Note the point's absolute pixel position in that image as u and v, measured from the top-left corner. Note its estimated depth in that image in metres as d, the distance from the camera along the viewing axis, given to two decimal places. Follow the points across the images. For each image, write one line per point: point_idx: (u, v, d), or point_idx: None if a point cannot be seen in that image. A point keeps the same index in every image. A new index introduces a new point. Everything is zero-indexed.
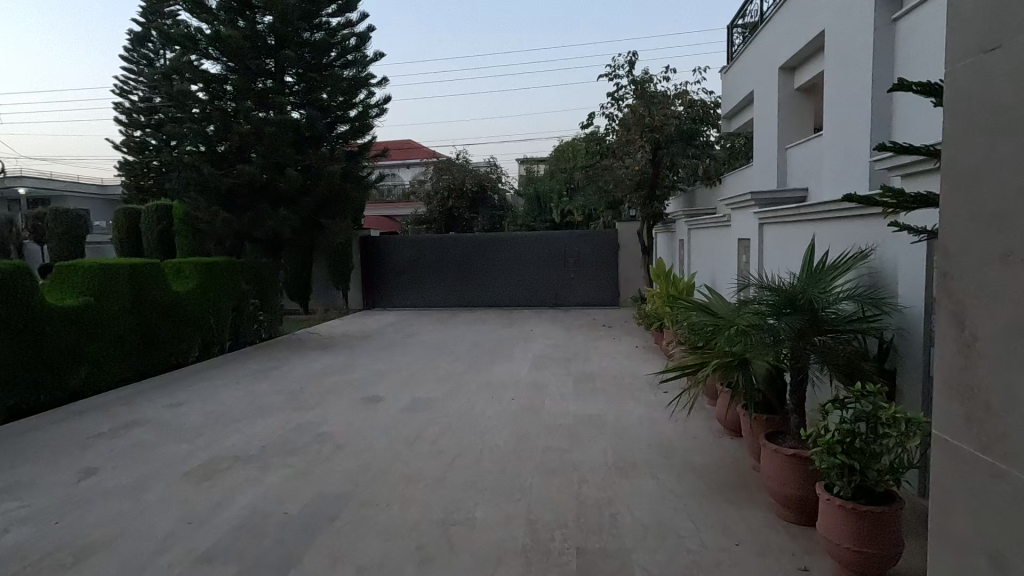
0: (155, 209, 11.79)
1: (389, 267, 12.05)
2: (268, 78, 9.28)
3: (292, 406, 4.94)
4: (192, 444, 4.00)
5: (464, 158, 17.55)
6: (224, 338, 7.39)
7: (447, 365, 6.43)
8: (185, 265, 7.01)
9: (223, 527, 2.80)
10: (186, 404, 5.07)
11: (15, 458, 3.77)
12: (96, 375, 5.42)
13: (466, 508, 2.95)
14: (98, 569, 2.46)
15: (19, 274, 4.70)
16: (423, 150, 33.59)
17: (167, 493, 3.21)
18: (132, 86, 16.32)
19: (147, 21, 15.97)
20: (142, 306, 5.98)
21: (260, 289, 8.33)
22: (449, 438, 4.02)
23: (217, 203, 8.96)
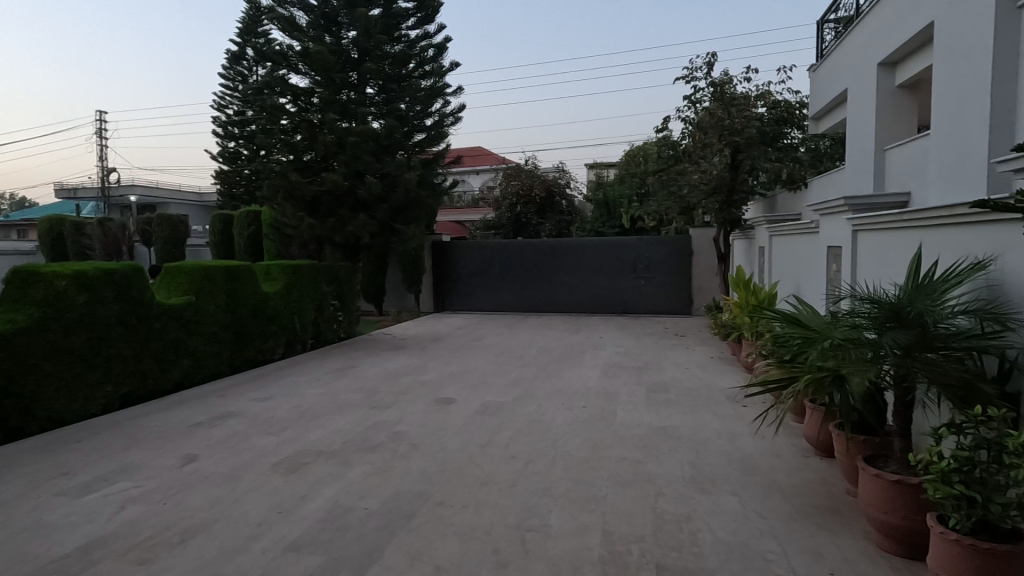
0: (246, 215, 12.65)
1: (459, 272, 12.31)
2: (351, 90, 9.74)
3: (369, 404, 5.12)
4: (279, 437, 4.23)
5: (533, 163, 17.61)
6: (306, 337, 7.79)
7: (518, 370, 6.46)
8: (272, 266, 7.47)
9: (309, 518, 2.94)
10: (273, 398, 5.38)
11: (127, 442, 4.14)
12: (196, 368, 5.86)
13: (540, 515, 2.93)
14: (202, 550, 2.64)
15: (135, 274, 5.18)
16: (493, 156, 34.17)
17: (257, 483, 3.41)
18: (227, 100, 17.62)
19: (243, 41, 17.27)
20: (235, 306, 6.43)
21: (339, 291, 8.73)
22: (521, 443, 4.03)
23: (302, 210, 9.45)
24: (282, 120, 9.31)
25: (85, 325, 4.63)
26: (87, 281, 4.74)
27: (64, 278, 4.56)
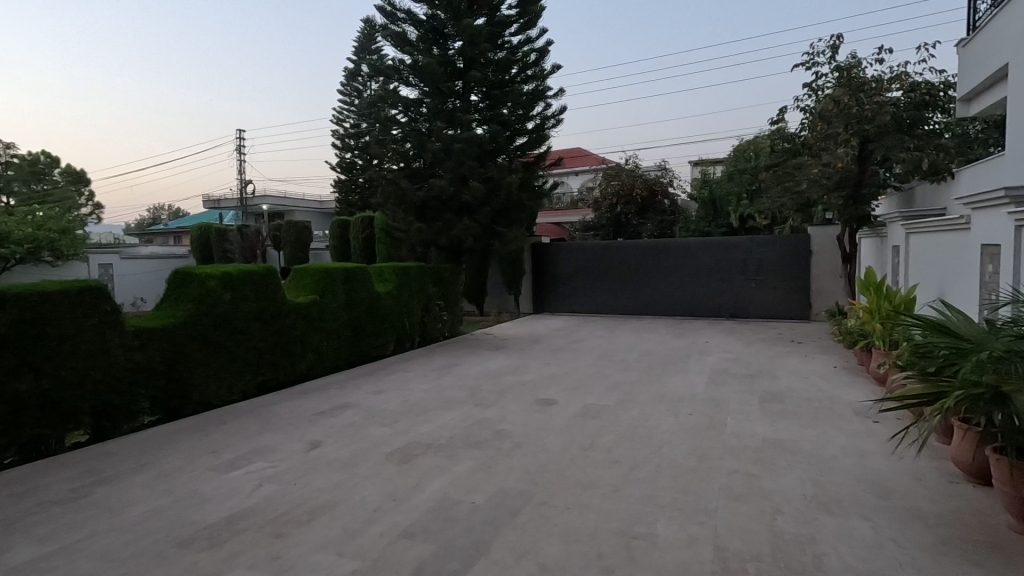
0: (361, 220, 13.58)
1: (559, 273, 12.33)
2: (457, 99, 10.12)
3: (474, 402, 5.29)
4: (391, 429, 4.50)
5: (633, 163, 17.21)
6: (413, 334, 8.21)
7: (619, 373, 6.35)
8: (384, 268, 7.95)
9: (420, 508, 3.09)
10: (385, 392, 5.73)
11: (263, 426, 4.61)
12: (319, 361, 6.39)
13: (647, 523, 2.86)
14: (326, 529, 2.86)
15: (270, 275, 5.77)
16: (592, 157, 33.90)
17: (373, 471, 3.65)
18: (345, 115, 19.09)
19: (358, 59, 18.70)
20: (353, 304, 6.94)
21: (444, 291, 9.11)
22: (624, 448, 3.95)
23: (411, 215, 9.95)
24: (393, 130, 9.88)
25: (229, 320, 5.22)
26: (232, 281, 5.34)
27: (214, 277, 5.17)
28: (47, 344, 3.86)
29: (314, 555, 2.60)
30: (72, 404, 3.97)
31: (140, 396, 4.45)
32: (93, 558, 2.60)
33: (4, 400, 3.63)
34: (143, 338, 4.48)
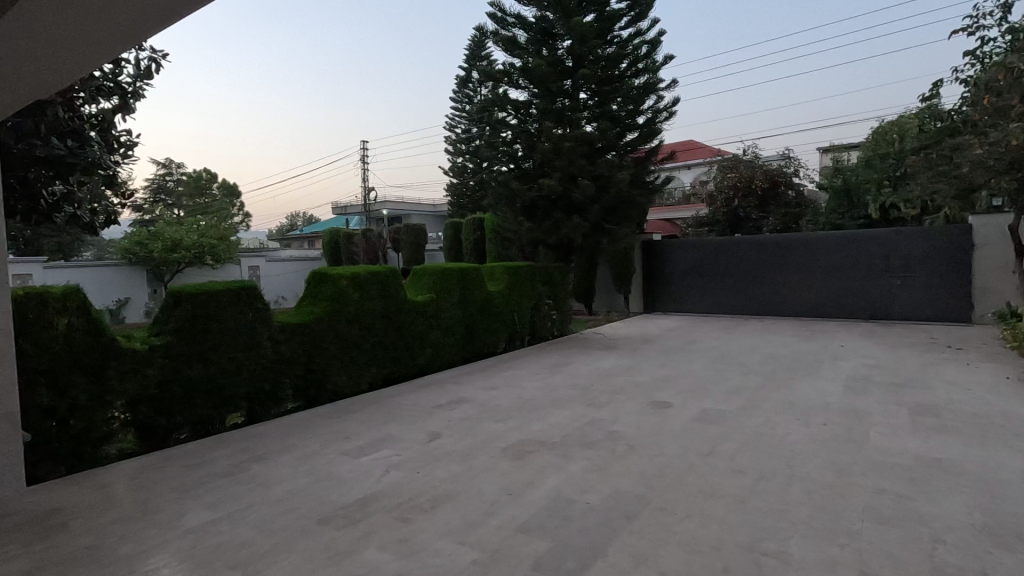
0: (472, 221, 14.03)
1: (671, 272, 11.88)
2: (566, 97, 10.12)
3: (585, 401, 5.25)
4: (505, 425, 4.61)
5: (753, 153, 16.13)
6: (523, 332, 8.35)
7: (740, 377, 5.97)
8: (495, 268, 8.18)
9: (535, 504, 3.13)
10: (498, 388, 5.88)
11: (387, 417, 4.93)
12: (436, 357, 6.71)
13: (777, 540, 2.65)
14: (448, 518, 3.00)
15: (392, 276, 6.15)
16: (705, 149, 32.24)
17: (489, 464, 3.76)
18: (457, 121, 19.94)
19: (468, 66, 19.46)
20: (467, 303, 7.21)
21: (553, 290, 9.16)
22: (748, 457, 3.71)
23: (521, 215, 10.08)
24: (504, 133, 10.07)
25: (357, 317, 5.66)
26: (360, 281, 5.76)
27: (345, 278, 5.61)
28: (212, 336, 4.43)
29: (438, 542, 2.73)
30: (231, 389, 4.54)
31: (284, 385, 4.97)
32: (252, 526, 2.95)
33: (179, 383, 4.23)
34: (287, 332, 5.00)
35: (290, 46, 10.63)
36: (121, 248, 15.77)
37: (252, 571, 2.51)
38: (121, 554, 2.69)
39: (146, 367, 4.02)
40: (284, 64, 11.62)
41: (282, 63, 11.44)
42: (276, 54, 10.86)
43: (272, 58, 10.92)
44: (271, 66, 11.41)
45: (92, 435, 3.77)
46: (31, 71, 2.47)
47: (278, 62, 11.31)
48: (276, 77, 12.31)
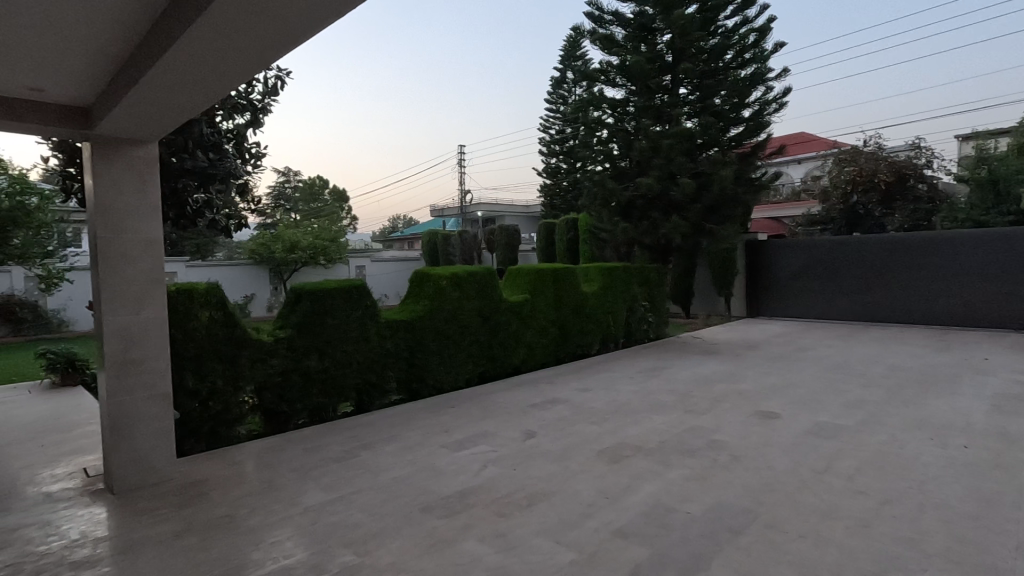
0: (566, 222, 14.01)
1: (778, 275, 11.14)
2: (665, 93, 9.84)
3: (684, 408, 5.06)
4: (601, 427, 4.56)
5: (875, 144, 14.66)
6: (618, 334, 8.21)
7: (859, 389, 5.46)
8: (590, 268, 8.12)
9: (633, 509, 3.07)
10: (592, 390, 5.84)
11: (484, 413, 5.06)
12: (530, 356, 6.79)
13: (907, 571, 2.40)
14: (545, 516, 3.02)
15: (489, 276, 6.30)
16: (820, 142, 29.80)
17: (585, 466, 3.74)
18: (551, 122, 19.98)
19: (564, 66, 19.53)
20: (561, 303, 7.22)
21: (649, 292, 8.93)
22: (871, 477, 3.39)
23: (617, 215, 9.90)
24: (600, 132, 9.97)
25: (456, 315, 5.86)
26: (459, 280, 5.96)
27: (445, 277, 5.84)
28: (327, 330, 4.78)
29: (535, 539, 2.76)
30: (343, 379, 4.88)
31: (388, 378, 5.26)
32: (362, 509, 3.16)
33: (299, 373, 4.62)
34: (392, 328, 5.29)
35: (400, 66, 11.24)
36: (249, 250, 17.53)
37: (363, 551, 2.69)
38: (251, 525, 2.99)
39: (272, 357, 4.44)
40: (394, 82, 12.29)
41: (392, 81, 12.14)
42: (387, 74, 11.53)
43: (384, 76, 11.61)
44: (382, 85, 12.13)
45: (227, 417, 4.23)
46: (190, 100, 2.76)
47: (389, 80, 11.99)
48: (386, 94, 13.08)
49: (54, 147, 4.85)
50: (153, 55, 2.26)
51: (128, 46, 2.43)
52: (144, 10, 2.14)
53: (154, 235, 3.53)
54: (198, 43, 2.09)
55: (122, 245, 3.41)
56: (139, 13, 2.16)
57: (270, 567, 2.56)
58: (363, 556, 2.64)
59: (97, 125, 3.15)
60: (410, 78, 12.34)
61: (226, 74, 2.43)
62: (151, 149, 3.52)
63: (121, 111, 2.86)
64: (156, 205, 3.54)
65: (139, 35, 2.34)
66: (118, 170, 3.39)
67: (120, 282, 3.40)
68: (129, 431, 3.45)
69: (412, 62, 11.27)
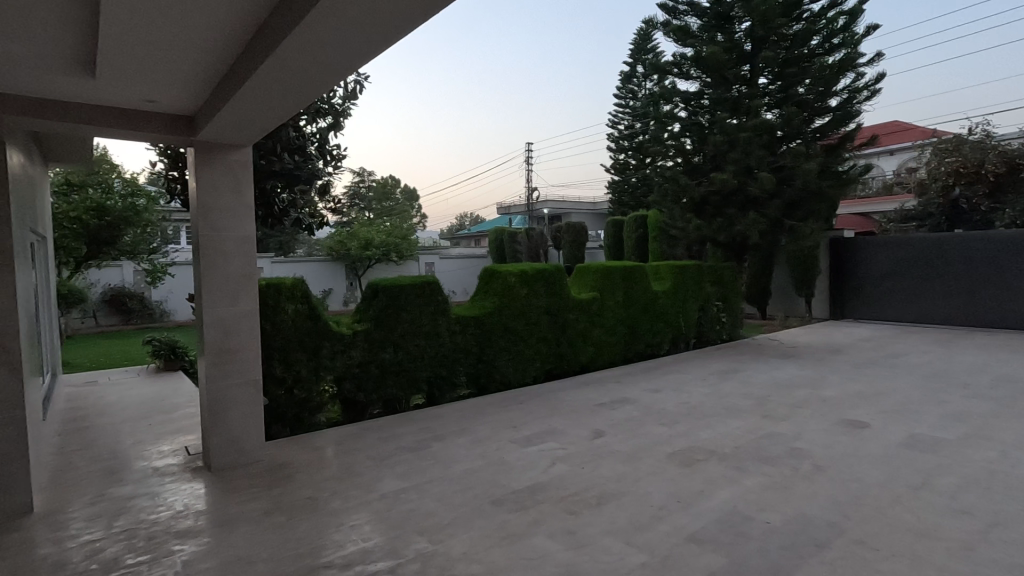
0: (635, 219, 13.74)
1: (866, 275, 10.41)
2: (743, 84, 9.41)
3: (761, 413, 4.84)
4: (672, 429, 4.45)
5: (983, 131, 13.10)
6: (689, 335, 7.96)
7: (962, 401, 5.01)
8: (661, 267, 7.92)
9: (707, 515, 2.98)
10: (663, 391, 5.71)
11: (552, 410, 5.07)
12: (598, 355, 6.72)
13: None
14: (615, 517, 2.99)
15: (558, 274, 6.28)
16: (917, 131, 27.46)
17: (655, 468, 3.66)
18: (620, 118, 19.65)
19: (634, 60, 19.10)
20: (630, 302, 7.09)
21: (723, 291, 8.59)
22: (977, 497, 3.10)
23: (689, 212, 9.60)
24: (673, 126, 9.70)
25: (524, 312, 5.90)
26: (527, 278, 5.99)
27: (514, 274, 5.88)
28: (401, 324, 4.95)
29: (606, 539, 2.74)
30: (415, 372, 5.04)
31: (458, 372, 5.38)
32: (435, 498, 3.25)
33: (375, 365, 4.81)
34: (462, 323, 5.41)
35: (471, 68, 11.44)
36: (328, 247, 18.43)
37: (436, 540, 2.77)
38: (332, 507, 3.16)
39: (350, 349, 4.66)
40: (465, 83, 12.49)
41: (463, 83, 12.37)
42: (459, 77, 11.76)
43: (455, 79, 11.84)
44: (454, 87, 12.38)
45: (310, 404, 4.48)
46: (281, 106, 2.94)
47: (460, 83, 12.23)
48: (456, 96, 13.35)
49: (162, 153, 5.32)
50: (251, 66, 2.42)
51: (228, 61, 2.62)
52: (240, 25, 2.29)
53: (246, 233, 3.79)
54: (290, 53, 2.21)
55: (220, 243, 3.69)
56: (239, 29, 2.33)
57: (350, 548, 2.70)
58: (436, 544, 2.72)
59: (201, 132, 3.43)
60: (480, 79, 12.53)
61: (313, 82, 2.56)
62: (246, 153, 3.78)
63: (221, 118, 3.10)
64: (250, 206, 3.80)
65: (237, 48, 2.51)
66: (217, 173, 3.67)
67: (218, 276, 3.69)
68: (225, 415, 3.73)
69: (484, 64, 11.38)
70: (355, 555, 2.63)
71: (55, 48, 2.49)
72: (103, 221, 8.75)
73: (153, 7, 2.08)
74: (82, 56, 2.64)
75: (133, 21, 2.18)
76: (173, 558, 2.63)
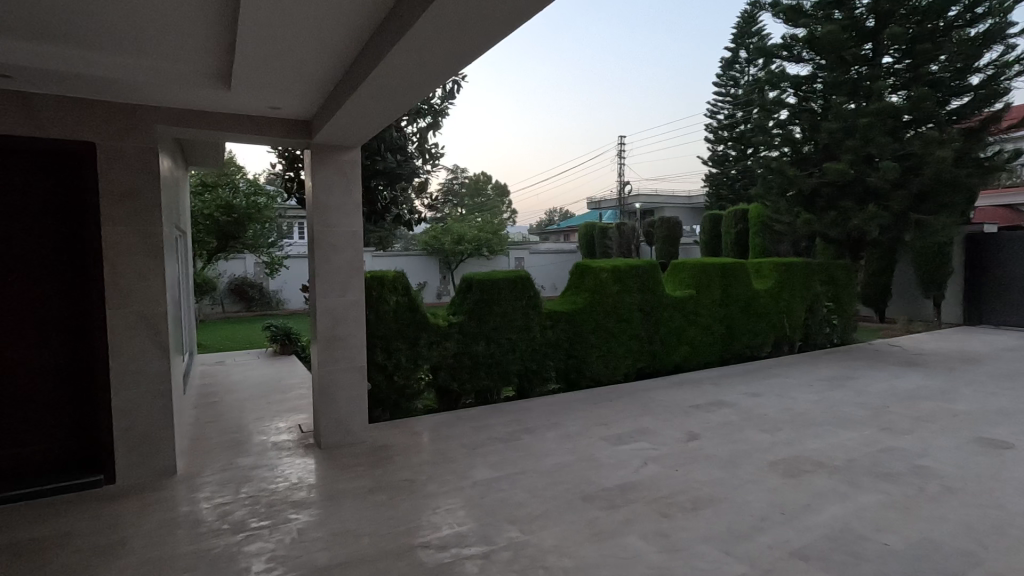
0: (735, 213, 13.03)
1: (1010, 276, 9.16)
2: (864, 65, 8.64)
3: (879, 425, 4.43)
4: (775, 437, 4.19)
5: None
6: (794, 337, 7.45)
7: None
8: (764, 263, 7.46)
9: (815, 530, 2.78)
10: (764, 395, 5.39)
11: (644, 409, 4.96)
12: (692, 354, 6.48)
13: None
14: (711, 524, 2.87)
15: (652, 270, 6.11)
16: None
17: (756, 476, 3.47)
18: (720, 107, 18.72)
19: (736, 45, 18.01)
20: (729, 300, 6.76)
21: (834, 291, 7.95)
22: None
23: (798, 205, 8.96)
24: (780, 114, 9.09)
25: (616, 308, 5.81)
26: (620, 273, 5.88)
27: (607, 270, 5.79)
28: (494, 318, 5.07)
29: (702, 546, 2.64)
30: (507, 365, 5.14)
31: (549, 366, 5.41)
32: (526, 490, 3.31)
33: (469, 356, 4.98)
34: (553, 319, 5.43)
35: (565, 65, 11.40)
36: (423, 242, 19.21)
37: (528, 530, 2.82)
38: (428, 490, 3.31)
39: (446, 340, 4.84)
40: (558, 80, 12.51)
41: (556, 79, 12.37)
42: (552, 73, 11.78)
43: (548, 75, 11.88)
44: (547, 83, 12.42)
45: (408, 392, 4.73)
46: (387, 109, 3.10)
47: (553, 79, 12.24)
48: (548, 93, 13.39)
49: (281, 155, 5.81)
50: (363, 74, 2.59)
51: (343, 69, 2.82)
52: (356, 37, 2.45)
53: (355, 229, 4.06)
54: (399, 59, 2.32)
55: (332, 237, 3.98)
56: (354, 41, 2.50)
57: (445, 531, 2.81)
58: (528, 534, 2.77)
59: (318, 136, 3.72)
60: (574, 75, 12.47)
61: (419, 86, 2.69)
62: (354, 153, 4.04)
63: (334, 121, 3.33)
64: (358, 203, 4.06)
65: (350, 57, 2.69)
66: (330, 173, 3.95)
67: (330, 269, 3.98)
68: (334, 397, 4.02)
69: (578, 60, 11.33)
70: (449, 538, 2.74)
71: (198, 64, 2.80)
72: (231, 218, 9.73)
73: (282, 23, 2.27)
74: (221, 71, 2.96)
75: (265, 37, 2.40)
76: (290, 525, 2.89)
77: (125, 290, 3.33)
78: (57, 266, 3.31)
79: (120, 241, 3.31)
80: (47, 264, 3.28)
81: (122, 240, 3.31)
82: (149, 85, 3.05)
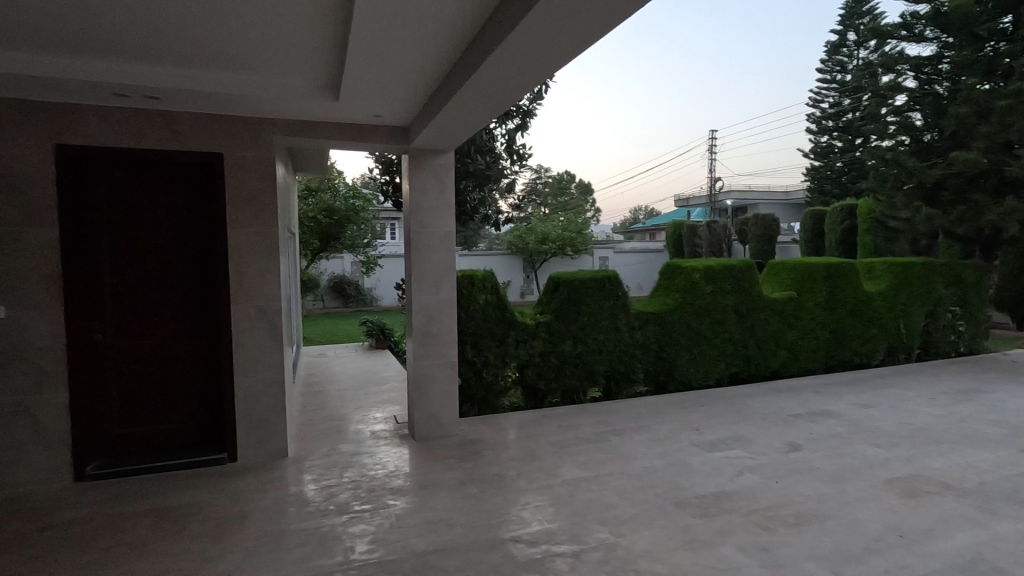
0: (841, 209, 12.05)
1: None
2: (1001, 41, 7.71)
3: (1018, 446, 3.93)
4: (890, 452, 3.84)
5: None
6: (912, 345, 6.78)
7: None
8: (875, 263, 6.86)
9: (940, 558, 2.53)
10: (876, 407, 4.95)
11: (739, 416, 4.72)
12: (792, 360, 6.09)
13: None
14: (818, 542, 2.69)
15: (748, 270, 5.80)
16: None
17: (868, 494, 3.21)
18: (824, 95, 17.40)
19: (844, 27, 16.65)
20: (835, 303, 6.27)
21: (960, 295, 7.15)
22: None
23: (918, 199, 8.13)
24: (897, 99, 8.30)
25: (709, 310, 5.58)
26: (713, 273, 5.64)
27: (699, 270, 5.57)
28: (580, 318, 5.04)
29: (808, 564, 2.49)
30: (594, 365, 5.10)
31: (637, 368, 5.31)
32: (615, 492, 3.27)
33: (556, 355, 5.00)
34: (642, 319, 5.32)
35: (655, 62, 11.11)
36: (507, 241, 19.46)
37: (618, 533, 2.79)
38: (517, 486, 3.37)
39: (533, 339, 4.90)
40: (647, 78, 12.20)
41: (644, 78, 12.07)
42: (641, 71, 11.51)
43: (637, 74, 11.62)
44: (635, 81, 12.15)
45: (496, 389, 4.83)
46: (481, 113, 3.18)
47: (641, 77, 11.95)
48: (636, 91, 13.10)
49: (378, 160, 6.13)
50: (460, 80, 2.68)
51: (442, 77, 2.94)
52: (455, 46, 2.55)
53: (448, 230, 4.20)
54: (496, 66, 2.39)
55: (426, 238, 4.14)
56: (453, 50, 2.59)
57: (535, 527, 2.85)
58: (619, 537, 2.74)
59: (415, 141, 3.90)
60: (663, 73, 12.11)
61: (513, 90, 2.75)
62: (447, 157, 4.18)
63: (431, 127, 3.48)
64: (450, 204, 4.20)
65: (448, 65, 2.79)
66: (425, 176, 4.11)
67: (425, 268, 4.14)
68: (427, 391, 4.19)
69: (668, 56, 10.98)
70: (539, 535, 2.77)
71: (312, 78, 3.03)
72: (332, 219, 10.41)
73: (389, 37, 2.41)
74: (331, 83, 3.18)
75: (373, 50, 2.56)
76: (389, 510, 3.06)
77: (246, 287, 3.66)
78: (192, 265, 3.70)
79: (242, 242, 3.65)
80: (185, 263, 3.68)
81: (244, 242, 3.65)
82: (269, 100, 3.34)
